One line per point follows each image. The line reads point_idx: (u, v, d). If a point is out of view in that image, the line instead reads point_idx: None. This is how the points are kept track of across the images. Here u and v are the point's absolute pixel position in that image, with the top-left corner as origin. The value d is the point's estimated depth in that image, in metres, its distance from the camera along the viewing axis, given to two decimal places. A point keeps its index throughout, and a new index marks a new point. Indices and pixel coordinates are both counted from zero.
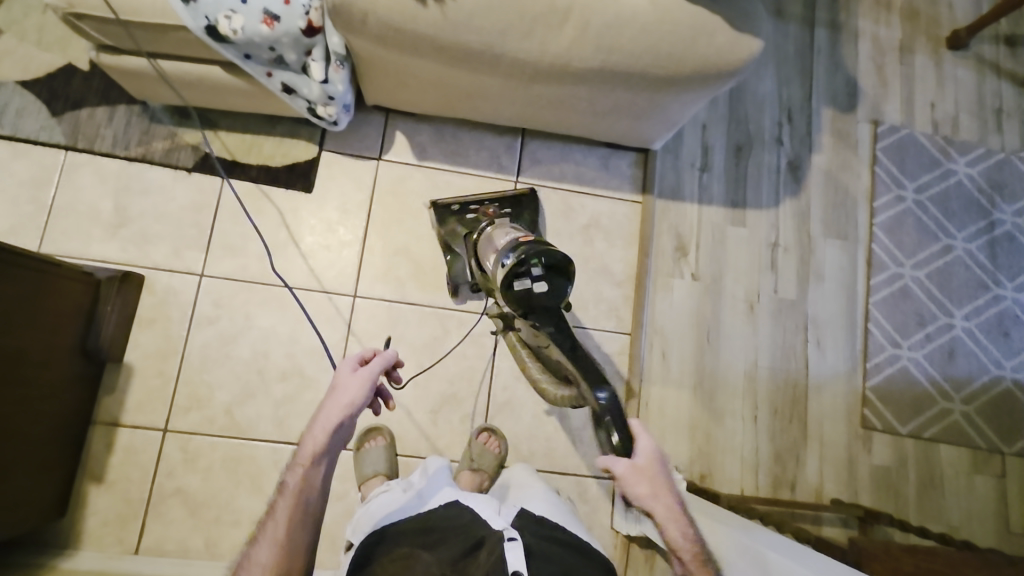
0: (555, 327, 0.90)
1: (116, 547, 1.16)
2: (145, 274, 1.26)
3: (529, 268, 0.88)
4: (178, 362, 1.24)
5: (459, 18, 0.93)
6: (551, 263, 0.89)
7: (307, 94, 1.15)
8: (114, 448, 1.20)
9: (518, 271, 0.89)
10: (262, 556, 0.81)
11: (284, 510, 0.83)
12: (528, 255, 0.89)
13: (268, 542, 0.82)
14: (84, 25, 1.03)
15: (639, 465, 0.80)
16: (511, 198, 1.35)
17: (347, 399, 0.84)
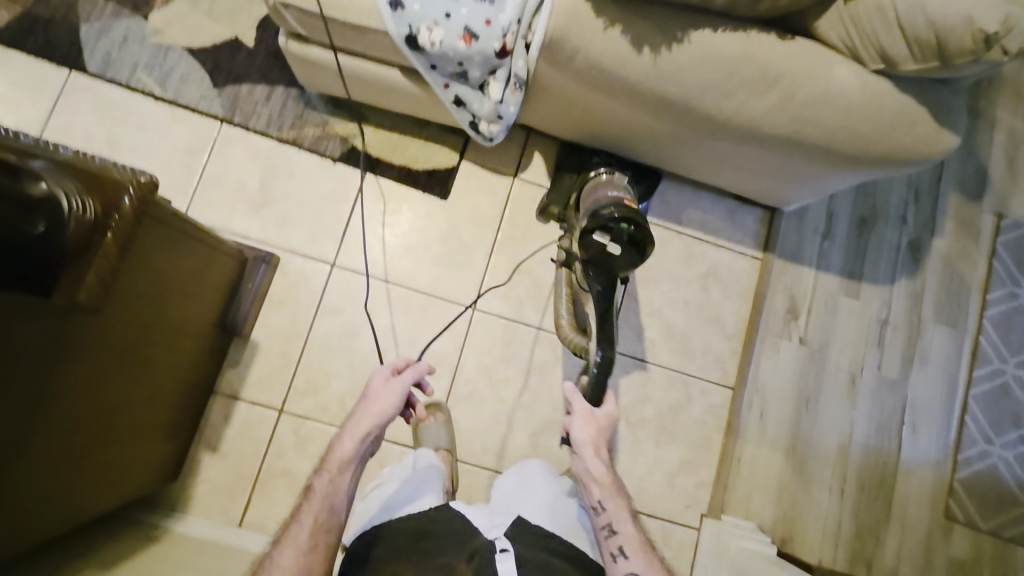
0: (602, 287, 1.01)
1: (220, 517, 1.19)
2: (281, 256, 1.28)
3: (618, 227, 0.98)
4: (300, 347, 1.26)
5: (669, 70, 0.94)
6: (635, 235, 0.99)
7: (477, 110, 1.15)
8: (231, 421, 1.22)
9: (607, 225, 0.99)
10: (283, 559, 0.83)
11: (311, 512, 0.87)
12: (622, 215, 0.99)
13: (292, 546, 0.84)
14: (287, 14, 1.04)
15: (588, 412, 1.02)
16: (635, 168, 1.36)
17: (381, 408, 0.92)
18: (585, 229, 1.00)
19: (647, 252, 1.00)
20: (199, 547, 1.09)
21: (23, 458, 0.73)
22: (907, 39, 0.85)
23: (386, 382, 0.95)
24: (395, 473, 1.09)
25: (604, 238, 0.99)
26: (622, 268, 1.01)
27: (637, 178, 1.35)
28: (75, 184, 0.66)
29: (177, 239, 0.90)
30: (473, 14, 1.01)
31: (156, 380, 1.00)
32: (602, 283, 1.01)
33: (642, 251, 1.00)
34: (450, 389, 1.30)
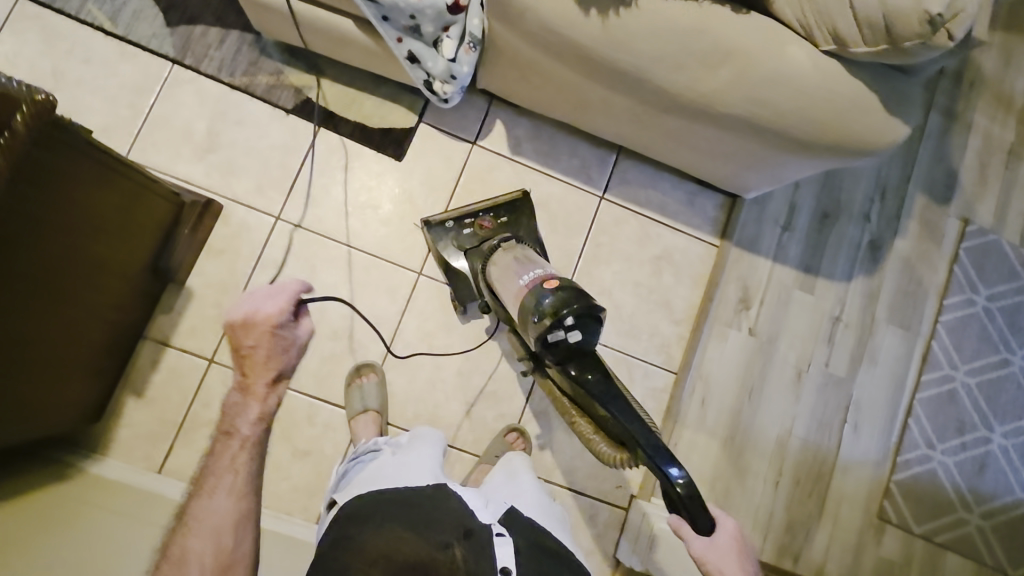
0: (597, 375, 0.97)
1: (142, 462, 1.18)
2: (224, 204, 1.26)
3: (565, 316, 0.96)
4: (238, 298, 1.25)
5: (616, 36, 0.91)
6: (581, 311, 0.97)
7: (430, 68, 1.12)
8: (159, 367, 1.21)
9: (556, 320, 0.96)
10: (218, 507, 0.76)
11: (243, 461, 0.77)
12: (563, 301, 0.97)
13: (219, 493, 0.76)
14: None
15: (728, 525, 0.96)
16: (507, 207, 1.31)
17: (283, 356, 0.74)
18: (540, 332, 0.97)
19: (602, 317, 0.99)
20: (112, 491, 1.07)
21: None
22: (858, 20, 0.82)
23: (265, 324, 0.72)
24: (392, 447, 1.08)
25: (558, 335, 0.95)
26: (592, 345, 0.98)
27: (513, 217, 1.31)
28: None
29: (94, 172, 0.88)
30: None
31: (76, 316, 0.98)
32: (596, 374, 0.97)
33: (598, 321, 0.99)
34: (388, 353, 1.29)
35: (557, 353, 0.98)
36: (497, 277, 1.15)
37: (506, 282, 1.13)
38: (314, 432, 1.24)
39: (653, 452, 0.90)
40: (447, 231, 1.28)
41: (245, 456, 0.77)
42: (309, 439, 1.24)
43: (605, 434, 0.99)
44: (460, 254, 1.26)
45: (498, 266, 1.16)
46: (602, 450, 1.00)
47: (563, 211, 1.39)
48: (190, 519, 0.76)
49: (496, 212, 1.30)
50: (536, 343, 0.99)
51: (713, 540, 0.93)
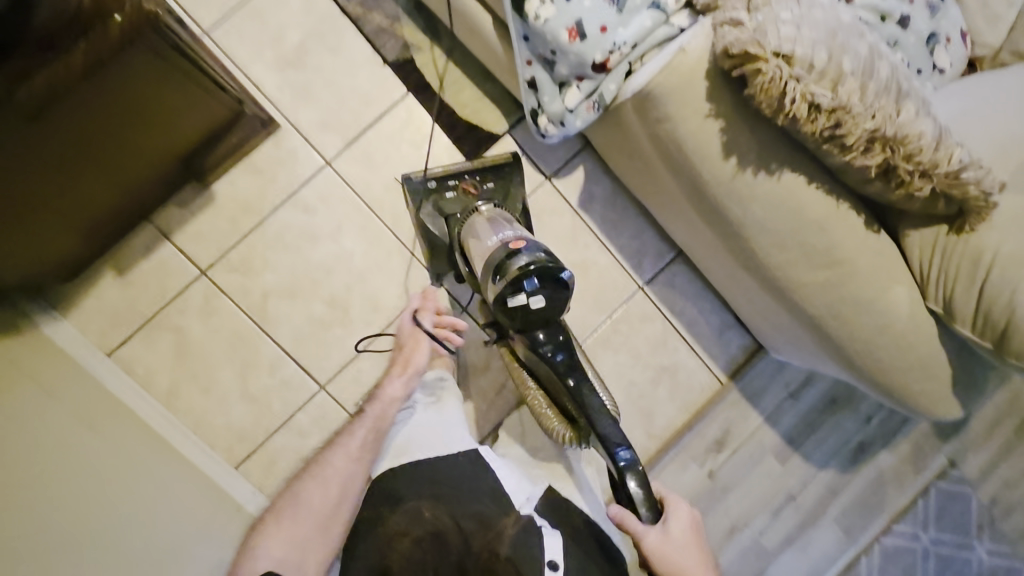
0: (559, 343, 0.91)
1: (95, 338, 1.15)
2: (281, 126, 1.18)
3: (528, 277, 0.85)
4: (254, 224, 1.18)
5: (742, 193, 0.81)
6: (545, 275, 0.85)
7: (544, 103, 1.02)
8: (150, 256, 1.15)
9: (514, 283, 0.85)
10: (335, 462, 0.95)
11: (362, 430, 0.98)
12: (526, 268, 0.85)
13: (344, 452, 0.96)
14: None
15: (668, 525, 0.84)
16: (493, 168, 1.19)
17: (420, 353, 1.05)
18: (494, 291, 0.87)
19: (569, 283, 0.87)
20: (53, 357, 1.05)
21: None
22: (977, 306, 0.77)
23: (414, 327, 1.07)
24: (425, 402, 1.02)
25: (518, 302, 0.85)
26: (555, 311, 0.88)
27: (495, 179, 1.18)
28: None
29: (154, 62, 0.81)
30: (595, 11, 0.88)
31: (84, 186, 0.92)
32: (558, 350, 0.90)
33: (567, 291, 0.88)
34: (372, 340, 1.25)
35: (516, 322, 0.87)
36: (467, 240, 1.04)
37: (475, 247, 1.00)
38: (269, 382, 1.21)
39: (601, 417, 0.89)
40: (427, 193, 1.17)
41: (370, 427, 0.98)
42: (262, 387, 1.21)
43: (562, 408, 0.95)
44: (438, 218, 1.15)
45: (470, 227, 1.05)
46: (548, 417, 0.97)
47: (599, 284, 1.34)
48: (309, 468, 0.96)
49: (481, 175, 1.18)
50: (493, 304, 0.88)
51: (666, 529, 0.84)
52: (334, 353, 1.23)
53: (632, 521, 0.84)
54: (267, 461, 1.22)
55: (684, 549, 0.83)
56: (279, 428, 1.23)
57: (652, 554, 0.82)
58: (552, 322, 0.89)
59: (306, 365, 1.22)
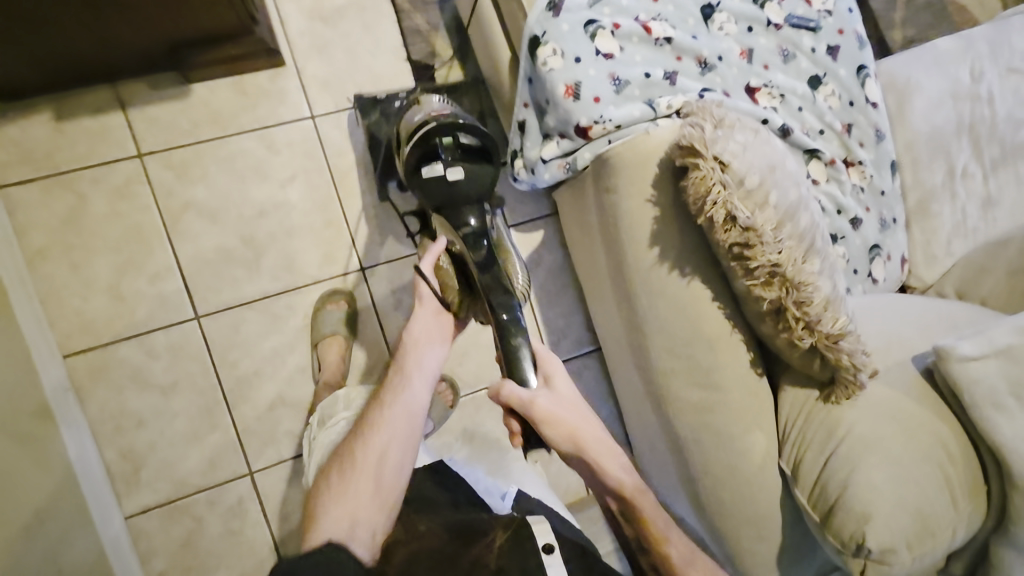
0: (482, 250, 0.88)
1: None
2: (285, 66, 1.20)
3: (442, 145, 0.95)
4: (212, 136, 1.17)
5: (655, 287, 0.84)
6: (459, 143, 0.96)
7: (525, 147, 1.06)
8: (97, 117, 1.13)
9: (430, 150, 0.96)
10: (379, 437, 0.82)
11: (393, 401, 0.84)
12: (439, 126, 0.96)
13: (385, 424, 0.83)
14: None
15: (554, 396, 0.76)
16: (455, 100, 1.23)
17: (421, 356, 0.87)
18: (413, 167, 0.96)
19: (489, 148, 0.97)
20: None
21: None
22: (820, 475, 0.77)
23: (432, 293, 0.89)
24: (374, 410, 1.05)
25: (433, 172, 0.93)
26: (473, 184, 0.95)
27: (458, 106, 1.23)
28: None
29: None
30: (595, 82, 0.95)
31: (61, 17, 0.91)
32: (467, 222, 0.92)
33: (483, 163, 0.96)
34: (268, 295, 1.20)
35: (428, 193, 0.95)
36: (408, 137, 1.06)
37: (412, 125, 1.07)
38: (144, 288, 1.14)
39: (486, 271, 0.85)
40: (381, 107, 1.19)
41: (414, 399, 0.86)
42: (134, 289, 1.14)
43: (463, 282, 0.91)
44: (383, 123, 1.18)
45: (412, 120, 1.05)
46: (447, 284, 0.90)
47: None
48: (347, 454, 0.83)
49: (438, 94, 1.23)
50: (410, 180, 0.97)
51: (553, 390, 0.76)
52: (226, 290, 1.18)
53: (514, 390, 0.75)
54: (99, 365, 1.12)
55: (569, 405, 0.76)
56: (129, 337, 1.14)
57: (540, 417, 0.74)
58: (467, 191, 0.94)
59: (190, 288, 1.16)
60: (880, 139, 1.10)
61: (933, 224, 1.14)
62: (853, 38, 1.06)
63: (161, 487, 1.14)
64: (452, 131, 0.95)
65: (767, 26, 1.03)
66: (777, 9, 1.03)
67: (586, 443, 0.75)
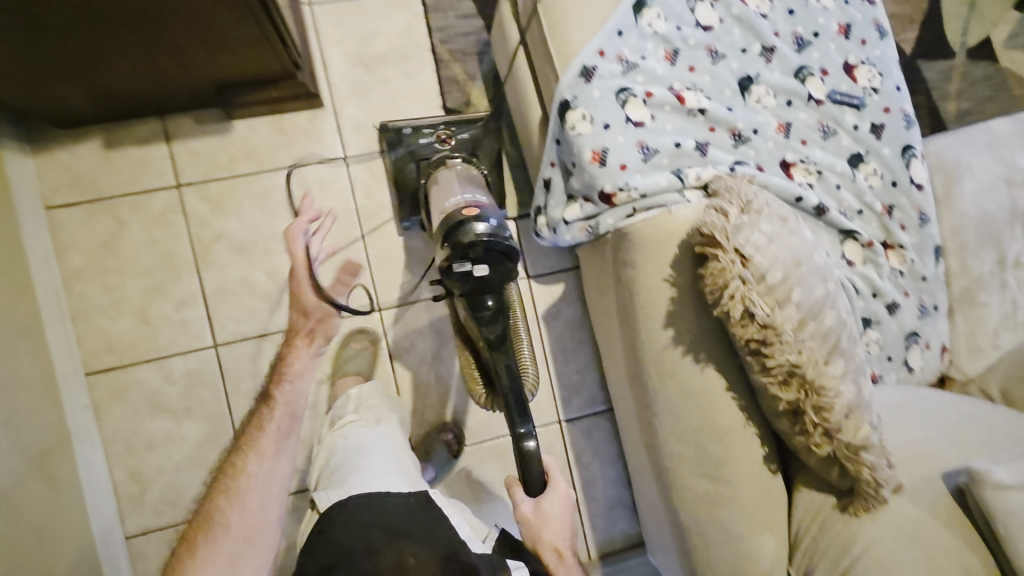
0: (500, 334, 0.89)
1: (45, 188, 1.14)
2: (323, 108, 1.24)
3: (471, 247, 0.85)
4: (248, 171, 1.21)
5: (666, 369, 0.80)
6: (489, 243, 0.85)
7: (549, 205, 1.05)
8: (142, 148, 1.18)
9: (458, 252, 0.85)
10: (258, 467, 0.88)
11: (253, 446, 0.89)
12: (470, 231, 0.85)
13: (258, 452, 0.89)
14: None
15: (549, 505, 0.90)
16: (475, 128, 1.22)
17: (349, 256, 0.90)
18: (445, 262, 0.86)
19: (515, 251, 0.87)
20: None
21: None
22: None
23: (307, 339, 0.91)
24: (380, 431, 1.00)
25: (462, 270, 0.85)
26: (505, 275, 0.88)
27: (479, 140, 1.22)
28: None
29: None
30: (622, 150, 0.94)
31: (114, 58, 0.96)
32: (494, 329, 0.89)
33: (512, 262, 0.88)
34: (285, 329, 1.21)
35: (458, 288, 0.87)
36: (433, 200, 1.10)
37: (439, 197, 1.07)
38: (169, 314, 1.17)
39: (509, 374, 0.89)
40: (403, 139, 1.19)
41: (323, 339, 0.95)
42: (159, 314, 1.17)
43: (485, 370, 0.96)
44: (408, 161, 1.20)
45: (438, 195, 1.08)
46: (472, 378, 0.99)
47: None
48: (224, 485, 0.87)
49: (459, 125, 1.22)
50: (443, 275, 0.87)
51: (543, 497, 0.90)
52: (245, 321, 1.20)
53: (517, 490, 0.92)
54: (118, 386, 1.15)
55: (553, 520, 0.90)
56: (149, 360, 1.17)
57: (517, 491, 0.92)
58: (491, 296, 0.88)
59: (212, 316, 1.19)
60: (924, 223, 1.04)
61: (980, 314, 1.06)
62: (900, 116, 1.02)
63: (163, 512, 1.15)
64: (483, 237, 0.85)
65: (808, 100, 1.00)
66: (819, 84, 1.00)
67: (552, 540, 0.89)
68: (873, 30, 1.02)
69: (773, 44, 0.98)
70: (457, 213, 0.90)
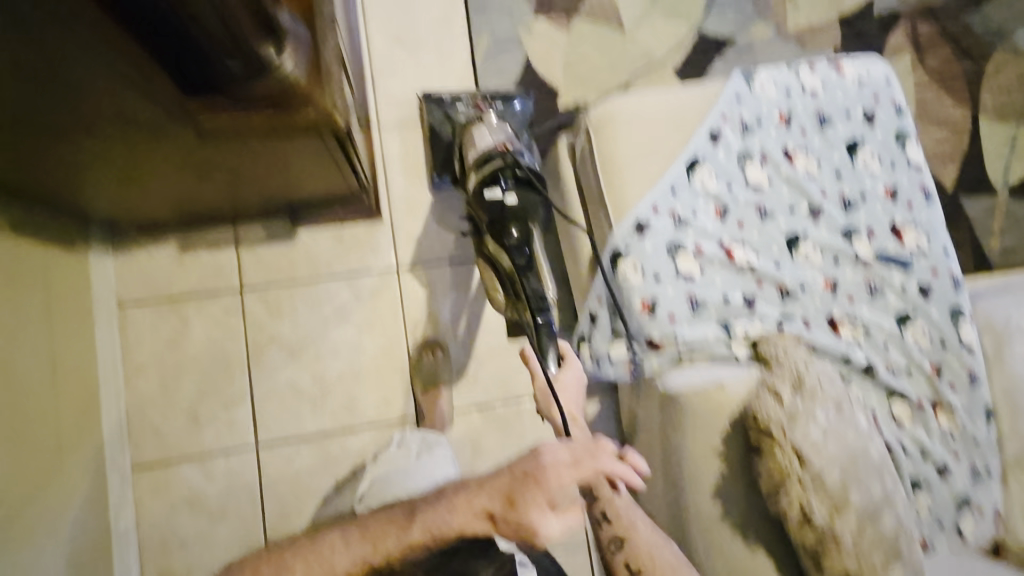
0: (519, 234, 0.96)
1: (118, 286, 1.21)
2: (381, 222, 1.30)
3: (506, 177, 0.98)
4: (306, 278, 1.27)
5: (709, 541, 0.80)
6: (520, 176, 0.99)
7: (590, 336, 1.06)
8: (211, 252, 1.24)
9: (495, 181, 0.98)
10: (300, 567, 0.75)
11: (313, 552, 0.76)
12: (508, 167, 0.99)
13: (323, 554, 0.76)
14: (582, 139, 1.04)
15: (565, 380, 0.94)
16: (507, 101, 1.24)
17: (642, 522, 0.83)
18: (479, 190, 0.97)
19: (541, 184, 1.00)
20: (77, 297, 1.10)
21: (88, 124, 0.75)
22: None
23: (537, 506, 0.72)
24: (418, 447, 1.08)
25: (493, 195, 0.97)
26: (534, 212, 0.98)
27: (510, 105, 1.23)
28: (300, 49, 0.70)
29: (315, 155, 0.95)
30: (673, 302, 0.97)
31: (202, 186, 1.04)
32: (519, 237, 0.96)
33: (537, 192, 1.00)
34: (325, 433, 1.23)
35: (489, 214, 0.97)
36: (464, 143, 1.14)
37: (471, 143, 1.11)
38: (217, 413, 1.21)
39: (537, 302, 0.91)
40: (443, 104, 1.24)
41: (452, 485, 0.80)
42: (208, 412, 1.21)
43: (511, 291, 1.00)
44: (446, 124, 1.23)
45: (471, 134, 1.12)
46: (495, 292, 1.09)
47: None
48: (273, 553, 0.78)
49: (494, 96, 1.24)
50: (476, 201, 0.98)
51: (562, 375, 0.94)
52: (288, 424, 1.23)
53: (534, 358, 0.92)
54: (161, 481, 1.18)
55: (569, 386, 0.94)
56: (193, 458, 1.19)
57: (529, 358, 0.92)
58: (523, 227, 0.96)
59: (258, 417, 1.22)
60: (975, 384, 1.03)
61: None
62: (947, 279, 1.03)
63: None
64: (515, 170, 0.99)
65: (855, 260, 1.02)
66: (866, 244, 1.02)
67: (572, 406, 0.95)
68: (919, 194, 1.04)
69: (820, 205, 1.02)
70: (489, 150, 1.05)
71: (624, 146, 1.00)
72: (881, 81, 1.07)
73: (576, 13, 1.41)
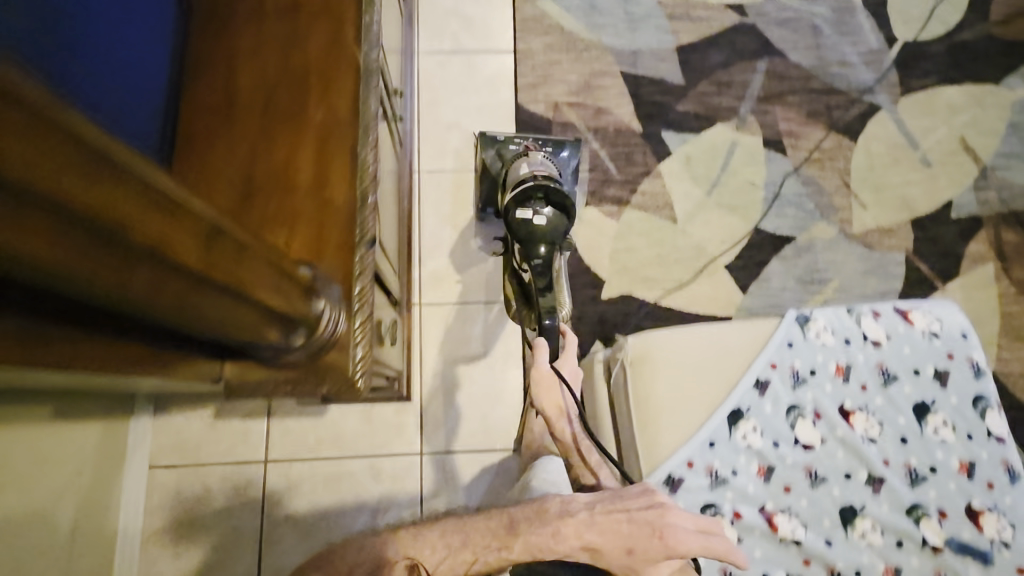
0: (542, 257, 0.95)
1: (153, 446, 1.24)
2: (410, 402, 1.29)
3: (534, 201, 0.98)
4: (330, 454, 1.26)
5: None
6: (555, 205, 0.98)
7: None
8: (245, 420, 1.26)
9: (525, 203, 0.98)
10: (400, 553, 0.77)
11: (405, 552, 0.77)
12: (540, 191, 0.99)
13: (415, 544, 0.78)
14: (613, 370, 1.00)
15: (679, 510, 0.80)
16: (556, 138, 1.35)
17: None
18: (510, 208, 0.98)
19: (571, 205, 0.99)
20: (108, 459, 1.12)
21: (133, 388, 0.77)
22: None
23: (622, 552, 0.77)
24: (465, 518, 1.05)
25: (522, 214, 0.96)
26: (559, 236, 0.97)
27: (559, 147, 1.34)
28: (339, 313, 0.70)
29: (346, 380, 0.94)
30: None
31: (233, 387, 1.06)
32: (538, 254, 0.95)
33: (567, 215, 0.99)
34: None
35: (517, 232, 0.96)
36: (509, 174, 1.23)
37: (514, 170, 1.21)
38: None
39: (543, 295, 0.96)
40: (495, 143, 1.32)
41: (605, 494, 0.82)
42: None
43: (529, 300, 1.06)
44: (496, 161, 1.32)
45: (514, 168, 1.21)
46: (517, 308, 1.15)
47: None
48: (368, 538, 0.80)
49: (546, 144, 1.33)
50: (504, 215, 0.99)
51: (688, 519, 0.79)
52: None
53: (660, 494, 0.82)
54: None
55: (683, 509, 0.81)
56: None
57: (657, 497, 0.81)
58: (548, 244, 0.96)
59: None
60: None
61: None
62: None
63: None
64: (542, 194, 0.98)
65: (921, 544, 0.90)
66: (935, 526, 0.90)
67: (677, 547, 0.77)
68: (1001, 473, 0.91)
69: (881, 475, 0.91)
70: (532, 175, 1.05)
71: (660, 390, 0.93)
72: (958, 335, 0.96)
73: (628, 202, 1.43)
